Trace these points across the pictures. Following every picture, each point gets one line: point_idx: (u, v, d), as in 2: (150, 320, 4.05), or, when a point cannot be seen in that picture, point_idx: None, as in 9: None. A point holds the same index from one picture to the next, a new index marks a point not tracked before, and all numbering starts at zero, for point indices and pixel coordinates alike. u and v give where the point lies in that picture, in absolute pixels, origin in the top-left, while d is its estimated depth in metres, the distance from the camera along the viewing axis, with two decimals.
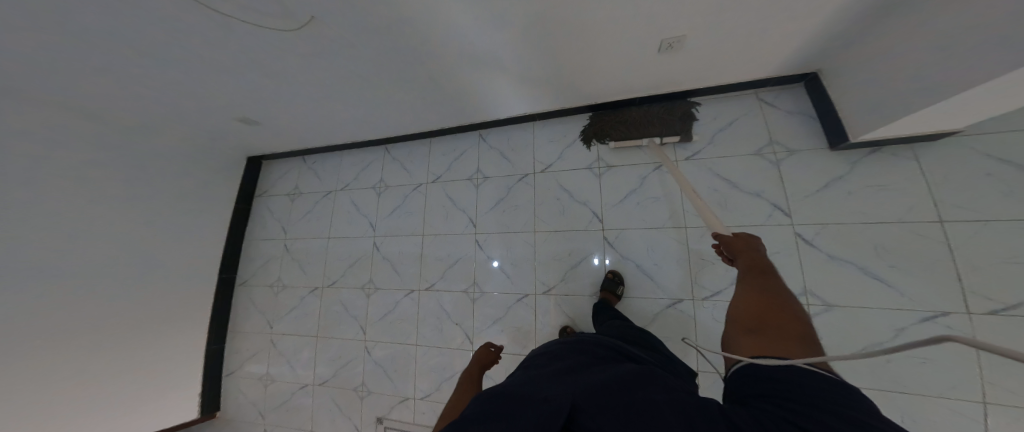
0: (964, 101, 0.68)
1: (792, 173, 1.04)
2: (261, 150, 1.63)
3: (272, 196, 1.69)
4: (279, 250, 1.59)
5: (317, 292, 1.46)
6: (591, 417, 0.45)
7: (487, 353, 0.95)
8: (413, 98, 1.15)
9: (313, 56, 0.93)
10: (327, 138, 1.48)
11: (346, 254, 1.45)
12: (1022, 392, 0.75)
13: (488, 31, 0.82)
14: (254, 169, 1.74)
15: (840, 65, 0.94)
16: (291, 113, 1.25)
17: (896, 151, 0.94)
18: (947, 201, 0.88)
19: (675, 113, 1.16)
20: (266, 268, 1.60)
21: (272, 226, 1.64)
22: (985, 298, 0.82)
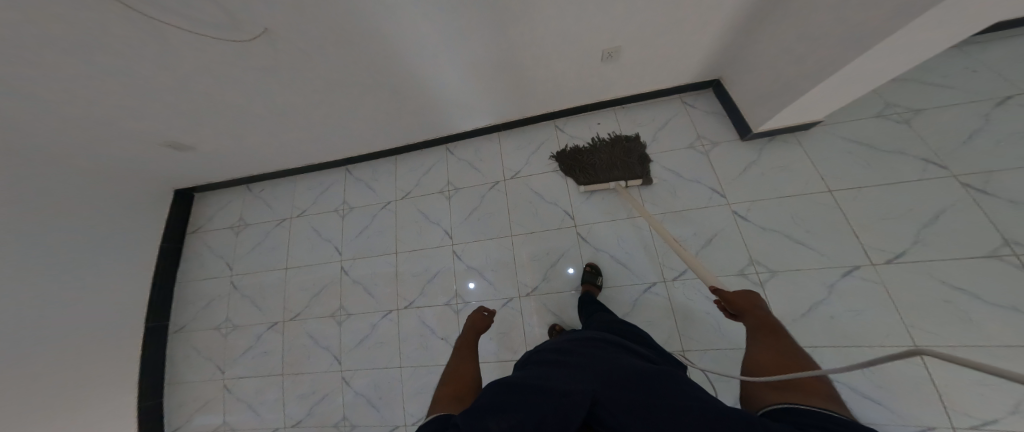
0: (822, 95, 0.93)
1: (719, 160, 1.25)
2: (192, 178, 1.44)
3: (210, 231, 1.50)
4: (223, 289, 1.40)
5: (277, 327, 1.29)
6: (612, 412, 0.46)
7: (480, 317, 0.90)
8: (373, 106, 1.13)
9: (264, 63, 0.87)
10: (275, 159, 1.37)
11: (309, 283, 1.31)
12: (936, 331, 0.95)
13: (447, 27, 0.84)
14: (184, 203, 1.55)
15: (733, 72, 1.20)
16: (231, 128, 1.14)
17: (784, 141, 1.23)
18: (829, 175, 1.17)
19: (633, 157, 1.25)
20: (209, 311, 1.39)
21: (212, 263, 1.45)
22: (880, 250, 1.06)
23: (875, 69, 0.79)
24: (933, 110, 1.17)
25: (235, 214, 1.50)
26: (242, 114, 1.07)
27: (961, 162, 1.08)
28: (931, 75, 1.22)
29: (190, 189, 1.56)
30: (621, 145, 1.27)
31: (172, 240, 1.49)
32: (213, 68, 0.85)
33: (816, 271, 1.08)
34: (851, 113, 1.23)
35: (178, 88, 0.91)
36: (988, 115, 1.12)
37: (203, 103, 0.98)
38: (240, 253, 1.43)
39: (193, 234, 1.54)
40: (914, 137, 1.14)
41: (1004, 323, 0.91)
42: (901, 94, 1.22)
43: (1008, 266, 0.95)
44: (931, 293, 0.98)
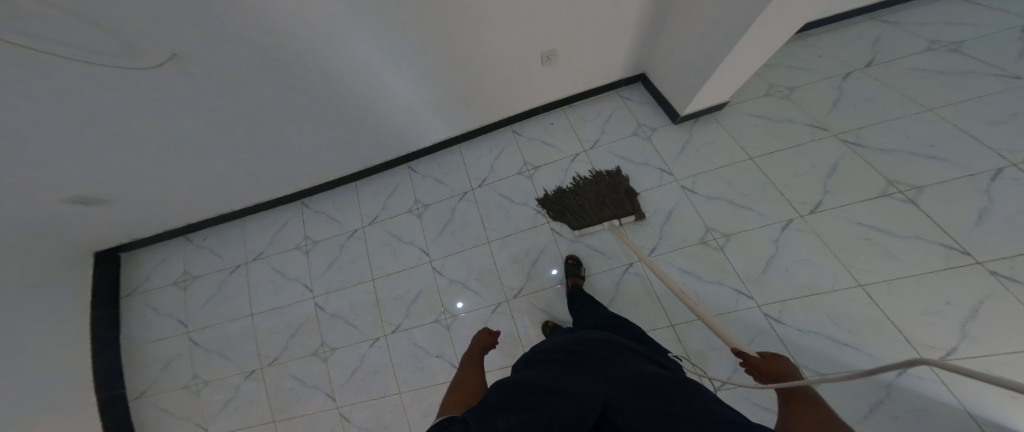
0: (723, 77, 1.09)
1: (661, 143, 1.39)
2: (118, 237, 1.24)
3: (149, 291, 1.29)
4: (184, 346, 1.21)
5: (255, 374, 1.15)
6: (627, 418, 0.43)
7: (485, 337, 0.88)
8: (321, 126, 1.09)
9: (192, 81, 0.81)
10: (212, 202, 1.23)
11: (283, 325, 1.18)
12: (868, 269, 1.12)
13: (379, 30, 0.86)
14: (110, 264, 1.30)
15: (654, 65, 1.35)
16: (156, 170, 1.02)
17: (707, 121, 1.41)
18: (750, 146, 1.35)
19: (620, 192, 1.27)
20: (171, 372, 1.19)
21: (163, 322, 1.25)
22: (803, 203, 1.25)
23: (757, 48, 0.96)
24: (803, 86, 1.44)
25: (177, 267, 1.30)
26: (173, 149, 0.97)
27: (835, 124, 1.34)
28: (795, 61, 1.51)
29: (114, 249, 1.31)
30: (606, 182, 1.29)
31: (105, 308, 1.24)
32: (134, 93, 0.78)
33: (761, 229, 1.24)
34: (748, 95, 1.46)
35: (95, 121, 0.82)
36: (841, 87, 1.41)
37: (125, 139, 0.89)
38: (194, 308, 1.24)
39: (128, 296, 1.30)
40: (798, 109, 1.39)
41: (908, 247, 1.11)
42: (779, 76, 1.48)
43: (900, 201, 1.17)
44: (851, 231, 1.18)
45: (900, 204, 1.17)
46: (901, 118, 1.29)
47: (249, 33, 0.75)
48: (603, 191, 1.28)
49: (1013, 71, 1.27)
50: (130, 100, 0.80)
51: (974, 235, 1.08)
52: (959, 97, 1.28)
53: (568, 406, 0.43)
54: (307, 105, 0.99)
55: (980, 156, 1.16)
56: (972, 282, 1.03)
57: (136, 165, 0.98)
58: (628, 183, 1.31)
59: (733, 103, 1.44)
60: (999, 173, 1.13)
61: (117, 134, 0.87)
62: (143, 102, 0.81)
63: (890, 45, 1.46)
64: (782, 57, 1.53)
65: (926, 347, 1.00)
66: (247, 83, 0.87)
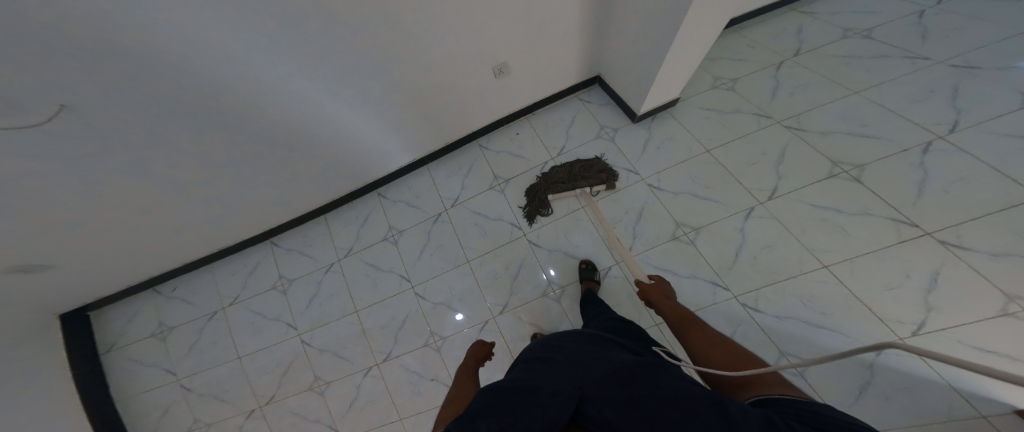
0: (667, 73, 1.18)
1: (623, 143, 1.45)
2: (80, 296, 1.18)
3: (126, 347, 1.23)
4: (175, 396, 1.15)
5: (252, 417, 1.10)
6: (599, 408, 0.45)
7: (479, 348, 0.89)
8: (280, 157, 1.10)
9: (139, 116, 0.81)
10: (176, 251, 1.20)
11: (272, 364, 1.14)
12: (827, 248, 1.20)
13: (322, 58, 0.90)
14: (79, 325, 1.23)
15: (605, 67, 1.42)
16: (113, 214, 0.99)
17: (664, 117, 1.49)
18: (705, 140, 1.44)
19: (593, 168, 1.36)
20: (168, 422, 1.14)
21: (148, 375, 1.19)
22: (760, 190, 1.34)
23: (689, 43, 1.04)
24: (744, 77, 1.54)
25: (151, 320, 1.25)
26: (131, 189, 0.96)
27: (777, 110, 1.45)
28: (733, 54, 1.61)
29: (80, 309, 1.24)
30: (580, 164, 1.37)
31: (86, 365, 1.18)
32: (84, 125, 0.77)
33: (727, 219, 1.32)
34: (696, 90, 1.55)
35: (47, 163, 0.80)
36: (776, 76, 1.52)
37: (75, 183, 0.87)
38: (177, 357, 1.19)
39: (106, 354, 1.23)
40: (742, 99, 1.49)
41: (860, 224, 1.20)
42: (722, 69, 1.58)
43: (845, 180, 1.27)
44: (806, 211, 1.27)
45: (846, 183, 1.27)
46: (832, 102, 1.41)
47: (190, 63, 0.76)
48: (576, 170, 1.36)
49: (916, 52, 1.43)
50: (83, 135, 0.79)
51: (917, 207, 1.16)
52: (877, 79, 1.42)
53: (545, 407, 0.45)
54: (259, 135, 1.01)
55: (907, 133, 1.28)
56: (923, 253, 1.10)
57: (93, 210, 0.95)
58: (603, 163, 1.39)
59: (684, 99, 1.53)
60: (929, 146, 1.24)
61: (69, 175, 0.85)
62: (96, 138, 0.81)
63: (811, 35, 1.60)
64: (720, 50, 1.64)
65: (896, 322, 1.05)
66: (201, 114, 0.88)
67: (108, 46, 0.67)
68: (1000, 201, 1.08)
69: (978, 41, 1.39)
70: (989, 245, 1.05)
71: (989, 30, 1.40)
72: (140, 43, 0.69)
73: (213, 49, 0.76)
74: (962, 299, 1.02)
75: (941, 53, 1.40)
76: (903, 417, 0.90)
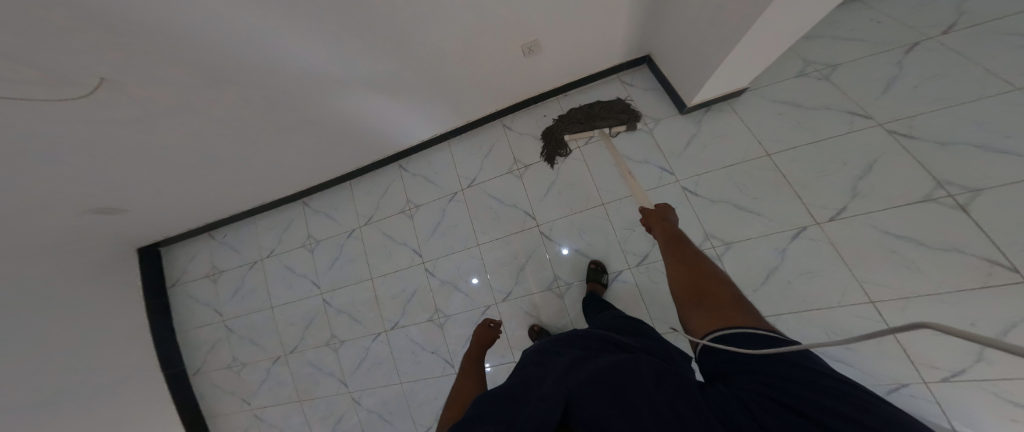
0: (734, 64, 0.93)
1: (662, 137, 1.26)
2: (154, 234, 1.41)
3: (188, 283, 1.48)
4: (220, 333, 1.42)
5: (280, 360, 1.34)
6: (592, 410, 0.38)
7: (485, 330, 0.96)
8: (299, 131, 1.10)
9: (160, 102, 0.84)
10: (224, 204, 1.35)
11: (298, 317, 1.34)
12: (884, 282, 1.02)
13: (329, 39, 0.81)
14: (152, 261, 1.52)
15: (660, 43, 1.17)
16: (158, 175, 1.09)
17: (722, 110, 1.25)
18: (766, 139, 1.20)
19: (614, 108, 1.28)
20: (215, 354, 1.43)
21: (202, 311, 1.46)
22: (823, 207, 1.11)
23: (772, 34, 0.80)
24: (849, 62, 1.19)
25: (206, 262, 1.47)
26: (172, 160, 1.05)
27: (881, 110, 1.12)
28: (843, 30, 1.23)
29: (154, 245, 1.52)
30: (598, 103, 1.28)
31: (156, 298, 1.49)
32: (105, 106, 0.80)
33: (766, 237, 1.16)
34: (774, 76, 1.25)
35: (89, 137, 0.87)
36: (899, 63, 1.14)
37: (124, 156, 0.97)
38: (224, 298, 1.42)
39: (173, 288, 1.53)
40: (836, 92, 1.17)
41: (943, 269, 0.98)
42: (818, 51, 1.24)
43: (947, 208, 0.99)
44: (874, 241, 1.05)
45: (946, 213, 0.99)
46: (974, 100, 1.04)
47: (191, 48, 0.73)
48: (595, 111, 1.28)
49: None
50: (109, 113, 0.82)
51: None
52: None
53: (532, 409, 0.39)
54: (277, 111, 1.00)
55: None
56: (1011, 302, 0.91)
57: (145, 176, 1.07)
58: (623, 101, 1.29)
59: (753, 88, 1.24)
60: None
61: (110, 145, 0.92)
62: (129, 121, 0.87)
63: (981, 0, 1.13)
64: (823, 23, 1.26)
65: (930, 366, 0.92)
66: (214, 94, 0.87)
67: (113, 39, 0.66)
68: None
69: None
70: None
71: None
72: (135, 31, 0.65)
73: (212, 31, 0.70)
74: None
75: None
76: None
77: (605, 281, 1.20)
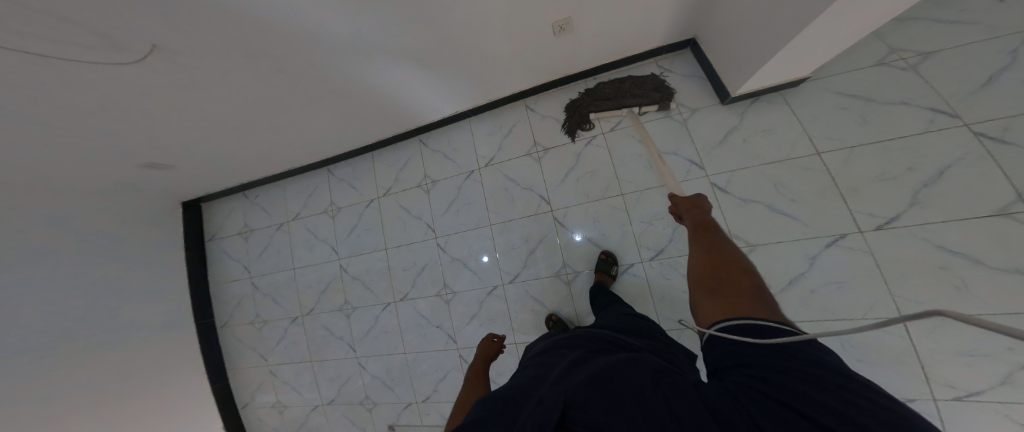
0: (797, 50, 0.80)
1: (698, 127, 1.14)
2: (194, 192, 1.52)
3: (224, 238, 1.60)
4: (248, 290, 1.53)
5: (298, 321, 1.43)
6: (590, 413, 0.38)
7: (490, 344, 0.93)
8: (319, 105, 1.09)
9: (183, 78, 0.84)
10: (253, 168, 1.40)
11: (316, 280, 1.41)
12: (918, 300, 0.94)
13: (350, 19, 0.76)
14: (195, 215, 1.64)
15: (709, 21, 1.01)
16: (185, 141, 1.12)
17: (774, 98, 1.10)
18: (818, 134, 1.06)
19: (648, 83, 1.17)
20: (242, 308, 1.56)
21: (233, 266, 1.57)
22: (870, 215, 1.00)
23: (852, 20, 0.66)
24: (945, 50, 0.98)
25: (240, 220, 1.57)
26: (196, 130, 1.08)
27: (975, 109, 0.94)
28: (946, 7, 1.01)
29: (196, 200, 1.64)
30: (630, 78, 1.18)
31: (196, 252, 1.62)
32: (132, 81, 0.81)
33: (798, 242, 1.07)
34: (845, 63, 1.06)
35: (117, 109, 0.89)
36: (1015, 51, 0.93)
37: (155, 126, 1.01)
38: (253, 256, 1.53)
39: (211, 242, 1.66)
40: (920, 85, 0.99)
41: (995, 294, 0.88)
42: (909, 32, 1.03)
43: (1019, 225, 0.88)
44: (923, 258, 0.94)
45: (1016, 234, 0.88)
46: None
47: (208, 23, 0.69)
48: (628, 88, 1.17)
49: None
50: (134, 85, 0.82)
51: None
52: None
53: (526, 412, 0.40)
54: (296, 86, 0.98)
55: None
56: None
57: (176, 144, 1.12)
58: (657, 78, 1.18)
59: (815, 77, 1.08)
60: None
61: (141, 115, 0.94)
62: (154, 97, 0.88)
63: None
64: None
65: (944, 384, 0.88)
66: (230, 68, 0.85)
67: (137, 20, 0.65)
68: None
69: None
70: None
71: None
72: (149, 5, 0.62)
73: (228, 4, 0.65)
74: None
75: None
76: None
77: (615, 272, 1.18)
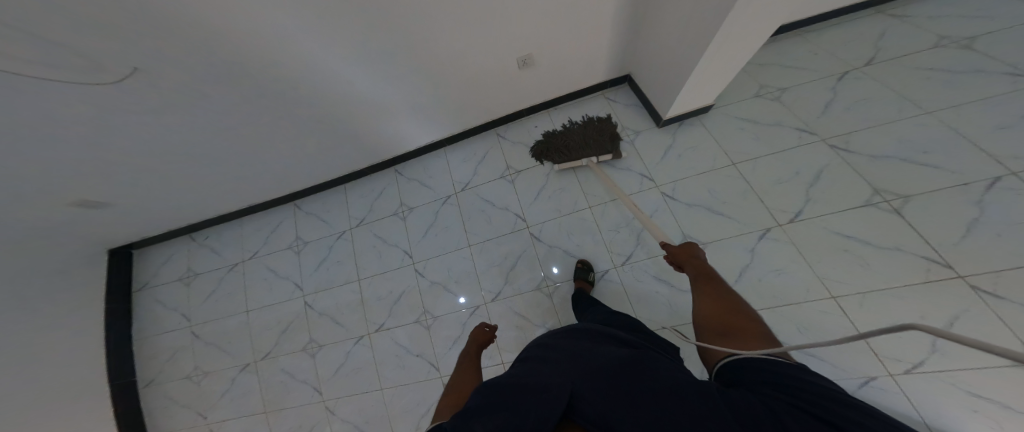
0: (700, 77, 1.08)
1: (642, 147, 1.38)
2: (131, 235, 1.40)
3: (158, 288, 1.44)
4: (186, 339, 1.34)
5: (249, 368, 1.25)
6: (593, 406, 0.39)
7: (482, 332, 0.89)
8: (299, 131, 1.17)
9: (166, 98, 0.90)
10: (214, 204, 1.36)
11: (274, 321, 1.28)
12: (841, 281, 1.12)
13: (342, 42, 0.91)
14: (123, 264, 1.48)
15: (637, 64, 1.33)
16: (149, 164, 1.10)
17: (693, 124, 1.40)
18: (731, 150, 1.34)
19: (605, 134, 1.26)
20: (175, 363, 1.34)
21: (167, 316, 1.40)
22: (782, 211, 1.24)
23: (728, 49, 0.95)
24: (795, 86, 1.38)
25: (182, 265, 1.45)
26: (159, 156, 1.08)
27: (824, 127, 1.30)
28: (788, 58, 1.45)
29: (125, 247, 1.49)
30: (593, 125, 1.27)
31: (118, 304, 1.43)
32: (111, 99, 0.85)
33: (737, 237, 1.25)
34: (736, 97, 1.43)
35: (81, 130, 0.90)
36: (835, 86, 1.35)
37: (115, 151, 1.00)
38: (194, 303, 1.37)
39: (138, 292, 1.48)
40: (787, 110, 1.35)
41: (886, 260, 1.10)
42: (771, 75, 1.43)
43: (882, 210, 1.15)
44: (827, 236, 1.18)
45: (882, 213, 1.15)
46: (893, 121, 1.24)
47: (211, 39, 0.79)
48: (589, 134, 1.26)
49: (1022, 67, 1.19)
50: (117, 98, 0.85)
51: (957, 247, 1.05)
52: (961, 97, 1.21)
53: (537, 399, 0.41)
54: (281, 108, 1.06)
55: (974, 164, 1.11)
56: (949, 298, 1.02)
57: (131, 172, 1.09)
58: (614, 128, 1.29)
59: (720, 105, 1.41)
60: (996, 182, 1.07)
61: (110, 131, 0.94)
62: (130, 116, 0.92)
63: (893, 39, 1.37)
64: (772, 56, 1.47)
65: (893, 360, 0.98)
66: (215, 92, 0.94)
67: (136, 32, 0.72)
68: None
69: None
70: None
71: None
72: (158, 25, 0.72)
73: (238, 21, 0.77)
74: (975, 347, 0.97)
75: None
76: None
77: (592, 279, 1.23)
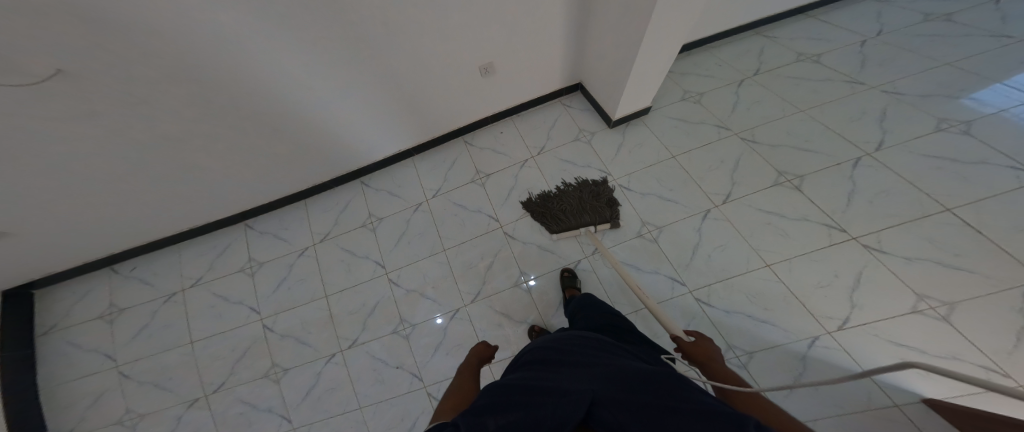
0: (636, 80, 1.26)
1: (597, 146, 1.54)
2: (34, 270, 1.20)
3: (67, 330, 1.22)
4: (106, 386, 1.14)
5: (193, 408, 1.10)
6: (612, 413, 0.42)
7: (483, 347, 0.86)
8: (257, 143, 1.14)
9: (104, 103, 0.86)
10: (150, 226, 1.24)
11: (226, 350, 1.16)
12: (771, 249, 1.30)
13: (301, 51, 0.94)
14: (20, 306, 1.23)
15: (585, 74, 1.52)
16: (77, 181, 1.00)
17: (637, 125, 1.61)
18: (669, 146, 1.55)
19: (601, 201, 1.35)
20: (87, 417, 1.12)
21: (81, 361, 1.18)
22: (717, 195, 1.44)
23: (653, 55, 1.15)
24: (710, 92, 1.68)
25: (102, 300, 1.26)
26: (83, 171, 0.98)
27: (736, 123, 1.58)
28: (701, 70, 1.76)
29: (26, 286, 1.25)
30: (591, 189, 1.39)
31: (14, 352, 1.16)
32: (34, 102, 0.80)
33: (687, 220, 1.40)
34: (667, 101, 1.68)
35: None
36: (738, 92, 1.67)
37: (29, 165, 0.91)
38: (118, 342, 1.19)
39: (43, 338, 1.22)
40: (707, 111, 1.63)
41: (799, 227, 1.33)
42: (691, 83, 1.72)
43: (788, 188, 1.40)
44: (754, 209, 1.39)
45: (788, 190, 1.40)
46: (782, 117, 1.56)
47: (167, 45, 0.80)
48: (586, 198, 1.36)
49: (855, 76, 1.60)
50: (55, 102, 0.82)
51: (846, 214, 1.31)
52: (823, 98, 1.58)
53: (557, 402, 0.44)
54: (237, 119, 1.04)
55: (841, 148, 1.44)
56: (849, 255, 1.24)
57: (44, 188, 0.98)
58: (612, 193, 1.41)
59: (657, 109, 1.65)
60: (858, 161, 1.40)
61: (38, 140, 0.87)
62: (58, 124, 0.86)
63: (772, 56, 1.76)
64: (691, 67, 1.78)
65: (826, 317, 1.17)
66: (160, 98, 0.90)
67: (72, 25, 0.70)
68: (916, 211, 1.26)
69: (911, 70, 1.57)
70: (902, 249, 1.21)
71: (920, 61, 1.59)
72: (102, 23, 0.71)
73: (202, 29, 0.80)
74: (880, 295, 1.16)
75: (877, 79, 1.58)
76: (828, 406, 1.01)
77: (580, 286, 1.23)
